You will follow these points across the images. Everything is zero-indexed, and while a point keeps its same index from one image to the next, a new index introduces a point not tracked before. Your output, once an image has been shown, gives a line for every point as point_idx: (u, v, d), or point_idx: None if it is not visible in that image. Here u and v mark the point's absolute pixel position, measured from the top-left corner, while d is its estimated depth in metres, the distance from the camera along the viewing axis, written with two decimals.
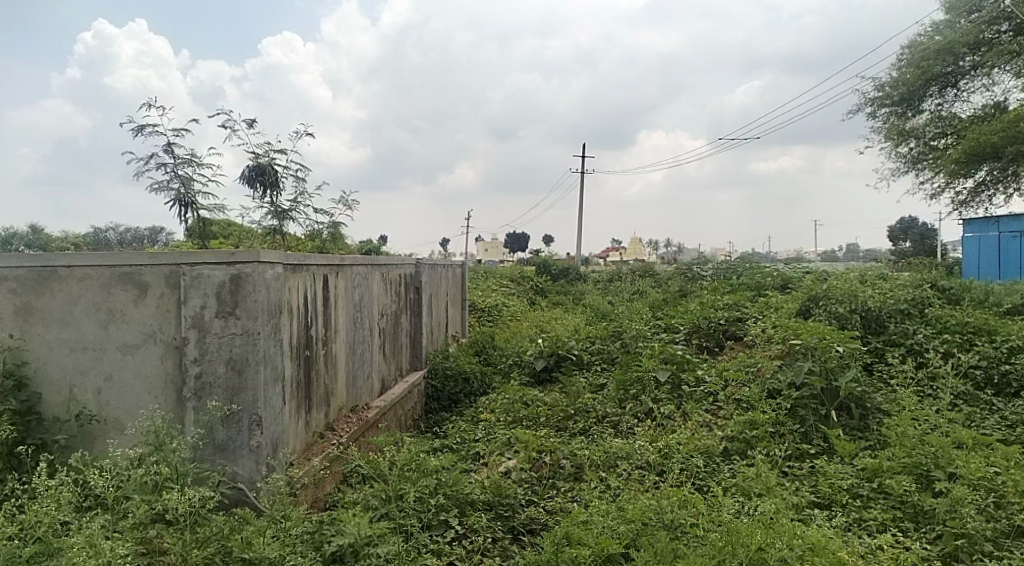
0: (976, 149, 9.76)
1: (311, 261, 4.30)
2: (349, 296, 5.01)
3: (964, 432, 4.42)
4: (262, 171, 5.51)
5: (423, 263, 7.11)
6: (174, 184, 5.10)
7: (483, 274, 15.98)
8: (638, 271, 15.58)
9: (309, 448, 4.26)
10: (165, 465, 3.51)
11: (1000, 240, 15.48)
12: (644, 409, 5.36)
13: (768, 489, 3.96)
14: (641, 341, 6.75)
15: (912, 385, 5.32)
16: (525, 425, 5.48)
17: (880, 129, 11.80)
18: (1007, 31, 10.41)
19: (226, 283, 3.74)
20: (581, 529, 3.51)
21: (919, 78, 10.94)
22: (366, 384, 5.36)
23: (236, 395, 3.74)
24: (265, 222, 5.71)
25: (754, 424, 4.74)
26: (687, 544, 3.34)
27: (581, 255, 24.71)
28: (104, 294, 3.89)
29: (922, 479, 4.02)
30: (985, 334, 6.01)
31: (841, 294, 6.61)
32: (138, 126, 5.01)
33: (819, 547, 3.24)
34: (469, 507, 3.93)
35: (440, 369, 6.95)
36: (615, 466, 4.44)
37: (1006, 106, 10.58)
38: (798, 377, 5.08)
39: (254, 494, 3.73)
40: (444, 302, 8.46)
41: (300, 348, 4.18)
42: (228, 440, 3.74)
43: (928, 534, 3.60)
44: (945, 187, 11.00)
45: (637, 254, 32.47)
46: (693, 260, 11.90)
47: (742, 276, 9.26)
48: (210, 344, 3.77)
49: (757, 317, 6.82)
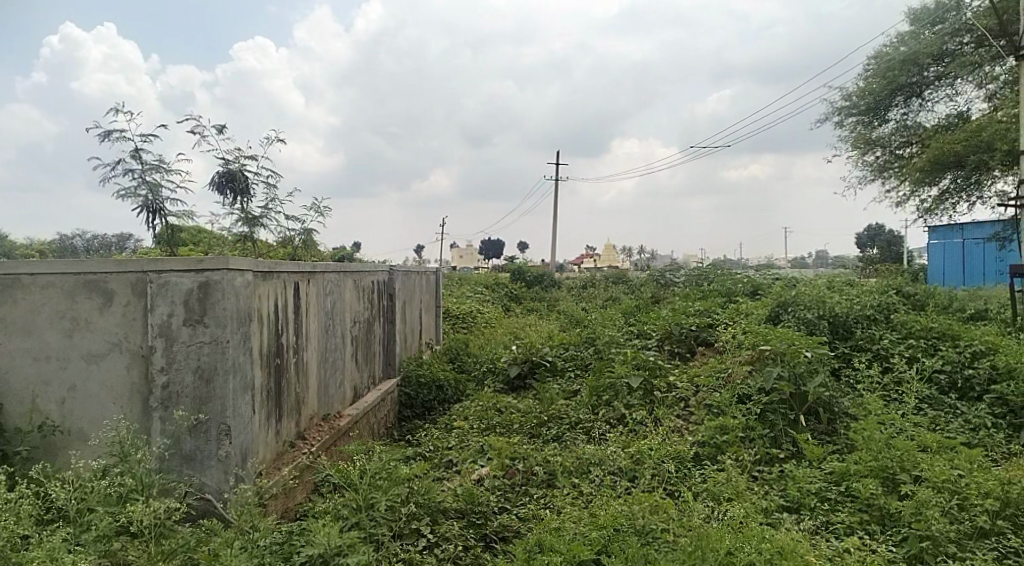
0: (940, 158, 10.01)
1: (281, 268, 4.25)
2: (320, 304, 4.97)
3: (929, 436, 4.51)
4: (232, 177, 5.43)
5: (397, 270, 7.06)
6: (142, 191, 5.01)
7: (457, 281, 15.99)
8: (611, 278, 15.68)
9: (280, 457, 4.21)
10: (130, 477, 3.46)
11: (965, 247, 15.89)
12: (617, 414, 5.39)
13: (738, 493, 4.00)
14: (614, 347, 6.78)
15: (879, 389, 5.43)
16: (498, 432, 5.48)
17: (847, 138, 12.04)
18: (970, 43, 10.59)
19: (194, 290, 3.69)
20: (554, 536, 3.53)
21: (885, 88, 11.22)
22: (338, 392, 5.30)
23: (204, 405, 3.68)
24: (235, 229, 5.63)
25: (725, 429, 4.79)
26: (657, 549, 3.37)
27: (555, 261, 24.80)
28: (68, 302, 3.81)
29: (887, 481, 4.09)
30: (949, 339, 6.13)
31: (810, 300, 6.74)
32: (105, 131, 4.91)
33: (787, 551, 3.28)
34: (441, 515, 3.92)
35: (414, 377, 6.91)
36: (587, 472, 4.45)
37: (969, 116, 10.83)
38: (768, 382, 5.16)
39: (222, 505, 3.66)
40: (417, 309, 8.43)
41: (270, 356, 4.13)
42: (196, 450, 3.68)
43: (894, 537, 3.67)
44: (910, 196, 11.20)
45: (610, 261, 32.73)
46: (666, 268, 12.00)
47: (713, 282, 9.38)
48: (177, 353, 3.71)
49: (728, 323, 6.90)
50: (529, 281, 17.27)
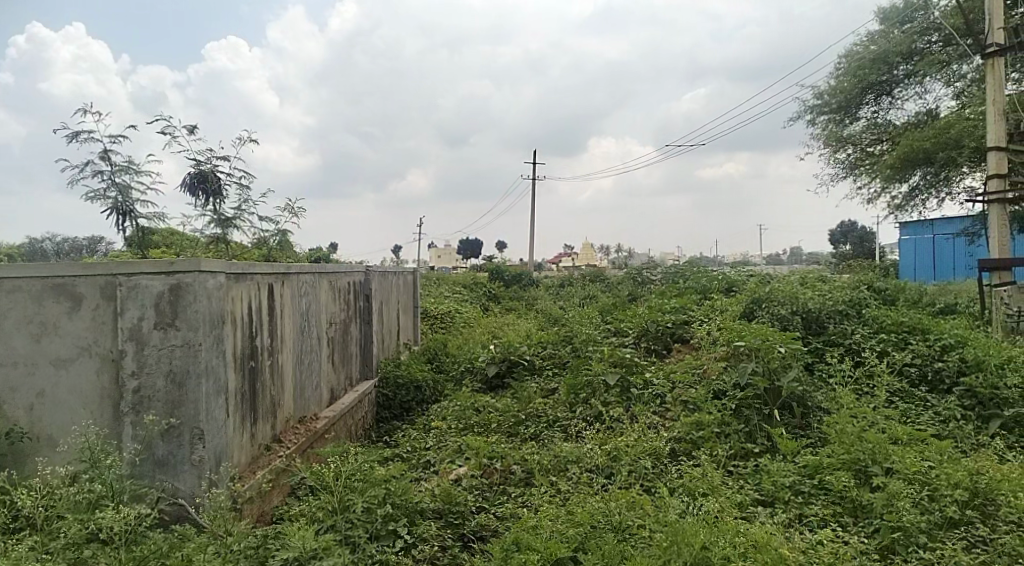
0: (910, 155, 10.16)
1: (254, 269, 4.20)
2: (295, 306, 4.92)
3: (901, 429, 4.56)
4: (204, 178, 5.36)
5: (373, 271, 7.02)
6: (111, 193, 4.93)
7: (436, 281, 15.96)
8: (589, 276, 15.74)
9: (255, 460, 4.17)
10: (100, 483, 3.41)
11: (935, 242, 16.20)
12: (594, 412, 5.41)
13: (713, 488, 4.03)
14: (591, 345, 6.81)
15: (850, 383, 5.49)
16: (476, 432, 5.47)
17: (819, 136, 12.21)
18: (938, 42, 10.79)
19: (165, 293, 3.64)
20: (531, 534, 3.53)
21: (856, 86, 11.38)
22: (314, 394, 5.26)
23: (176, 409, 3.64)
24: (207, 231, 5.56)
25: (701, 425, 4.84)
26: (633, 545, 3.40)
27: (534, 261, 24.84)
28: (35, 306, 3.74)
29: (860, 474, 4.14)
30: (919, 333, 6.23)
31: (783, 296, 6.82)
32: (72, 132, 4.83)
33: (762, 545, 3.30)
34: (419, 516, 3.89)
35: (392, 378, 6.89)
36: (565, 470, 4.46)
37: (938, 113, 11.03)
38: (742, 378, 5.21)
39: (195, 511, 3.61)
40: (395, 310, 8.39)
41: (244, 359, 4.08)
42: (169, 455, 3.63)
43: (866, 528, 3.72)
44: (880, 193, 11.38)
45: (588, 260, 32.86)
46: (643, 265, 12.06)
47: (688, 280, 9.46)
48: (149, 357, 3.66)
49: (703, 320, 6.96)
50: (507, 280, 17.23)
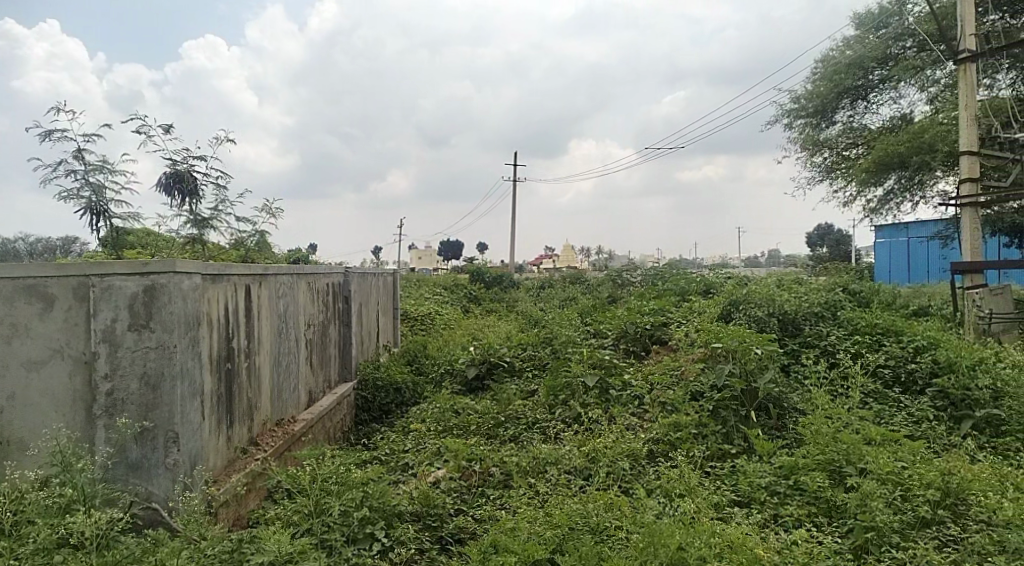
0: (885, 159, 10.32)
1: (231, 270, 4.16)
2: (272, 307, 4.88)
3: (874, 429, 4.60)
4: (180, 178, 5.30)
5: (352, 272, 6.98)
6: (85, 192, 4.86)
7: (416, 282, 15.90)
8: (569, 278, 15.77)
9: (231, 463, 4.12)
10: (71, 487, 3.36)
11: (909, 245, 16.45)
12: (573, 414, 5.42)
13: (690, 489, 4.05)
14: (571, 347, 6.83)
15: (825, 385, 5.55)
16: (455, 434, 5.46)
17: (796, 140, 12.35)
18: (912, 47, 10.99)
19: (139, 294, 3.59)
20: (508, 536, 3.53)
21: (832, 90, 11.51)
22: (292, 397, 5.22)
23: (150, 412, 3.59)
24: (183, 231, 5.49)
25: (678, 426, 4.88)
26: (610, 547, 3.41)
27: (514, 263, 24.85)
28: (6, 308, 3.67)
29: (834, 475, 4.19)
30: (893, 334, 6.32)
31: (760, 298, 6.88)
32: (45, 131, 4.75)
33: (738, 545, 3.33)
34: (397, 519, 3.86)
35: (371, 380, 6.86)
36: (543, 472, 4.46)
37: (912, 118, 11.21)
38: (719, 380, 5.26)
39: (169, 515, 3.57)
40: (374, 312, 8.34)
41: (220, 361, 4.04)
42: (142, 459, 3.59)
43: (840, 528, 3.76)
44: (856, 196, 11.54)
45: (568, 262, 32.93)
46: (623, 267, 12.12)
47: (667, 282, 9.53)
48: (122, 359, 3.61)
49: (681, 322, 7.02)
50: (488, 282, 17.20)
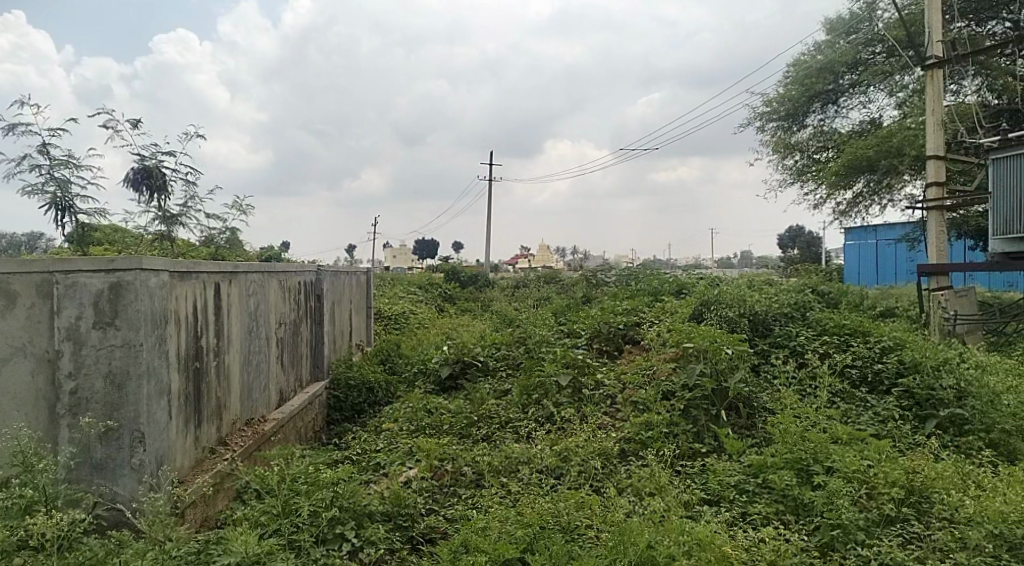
0: (854, 162, 10.48)
1: (200, 268, 4.09)
2: (242, 305, 4.81)
3: (840, 428, 4.67)
4: (148, 174, 5.21)
5: (325, 270, 6.92)
6: (50, 187, 4.76)
7: (390, 281, 15.79)
8: (545, 278, 15.77)
9: (199, 464, 4.06)
10: (32, 488, 3.28)
11: (878, 247, 16.75)
12: (545, 413, 5.43)
13: (660, 488, 4.09)
14: (544, 347, 6.85)
15: (794, 384, 5.63)
16: (427, 434, 5.44)
17: (768, 143, 12.52)
18: (881, 53, 11.19)
19: (105, 292, 3.52)
20: (479, 535, 3.52)
21: (803, 94, 11.69)
22: (262, 396, 5.16)
23: (115, 411, 3.52)
24: (151, 228, 5.41)
25: (649, 425, 4.91)
26: (580, 545, 3.43)
27: (489, 262, 24.75)
28: None
29: (802, 473, 4.24)
30: (860, 335, 6.43)
31: (730, 299, 6.95)
32: (8, 124, 4.64)
33: (706, 543, 3.36)
34: (368, 519, 3.82)
35: (343, 379, 6.81)
36: (515, 471, 4.47)
37: (881, 122, 11.41)
38: (690, 379, 5.30)
39: (133, 516, 3.51)
40: (347, 311, 8.26)
41: (188, 360, 3.97)
42: (107, 459, 3.51)
43: (807, 526, 3.82)
44: (827, 198, 11.72)
45: (545, 262, 32.89)
46: (597, 267, 12.16)
47: (640, 282, 9.58)
48: (87, 357, 3.54)
49: (653, 322, 7.08)
50: (463, 281, 17.15)
